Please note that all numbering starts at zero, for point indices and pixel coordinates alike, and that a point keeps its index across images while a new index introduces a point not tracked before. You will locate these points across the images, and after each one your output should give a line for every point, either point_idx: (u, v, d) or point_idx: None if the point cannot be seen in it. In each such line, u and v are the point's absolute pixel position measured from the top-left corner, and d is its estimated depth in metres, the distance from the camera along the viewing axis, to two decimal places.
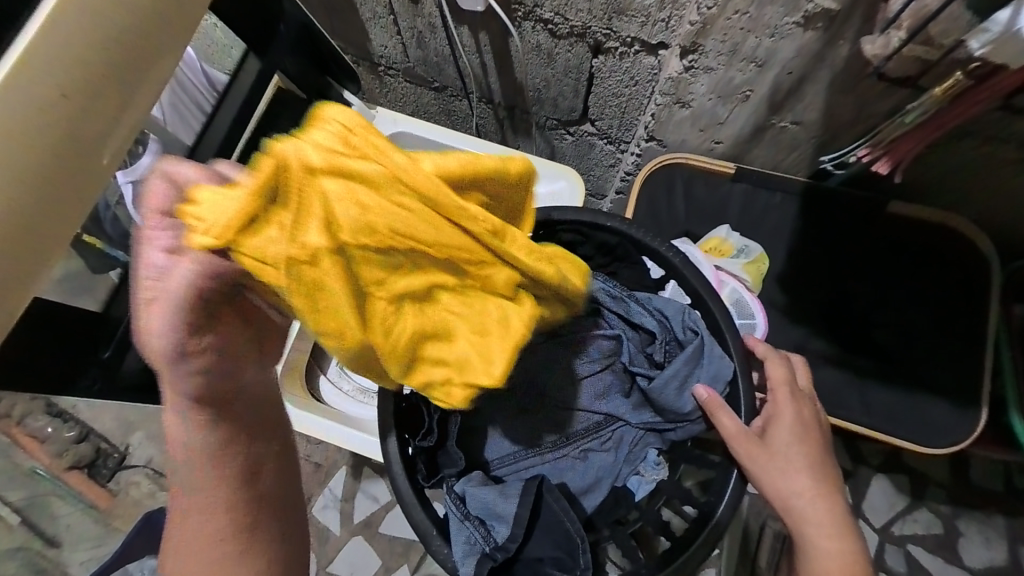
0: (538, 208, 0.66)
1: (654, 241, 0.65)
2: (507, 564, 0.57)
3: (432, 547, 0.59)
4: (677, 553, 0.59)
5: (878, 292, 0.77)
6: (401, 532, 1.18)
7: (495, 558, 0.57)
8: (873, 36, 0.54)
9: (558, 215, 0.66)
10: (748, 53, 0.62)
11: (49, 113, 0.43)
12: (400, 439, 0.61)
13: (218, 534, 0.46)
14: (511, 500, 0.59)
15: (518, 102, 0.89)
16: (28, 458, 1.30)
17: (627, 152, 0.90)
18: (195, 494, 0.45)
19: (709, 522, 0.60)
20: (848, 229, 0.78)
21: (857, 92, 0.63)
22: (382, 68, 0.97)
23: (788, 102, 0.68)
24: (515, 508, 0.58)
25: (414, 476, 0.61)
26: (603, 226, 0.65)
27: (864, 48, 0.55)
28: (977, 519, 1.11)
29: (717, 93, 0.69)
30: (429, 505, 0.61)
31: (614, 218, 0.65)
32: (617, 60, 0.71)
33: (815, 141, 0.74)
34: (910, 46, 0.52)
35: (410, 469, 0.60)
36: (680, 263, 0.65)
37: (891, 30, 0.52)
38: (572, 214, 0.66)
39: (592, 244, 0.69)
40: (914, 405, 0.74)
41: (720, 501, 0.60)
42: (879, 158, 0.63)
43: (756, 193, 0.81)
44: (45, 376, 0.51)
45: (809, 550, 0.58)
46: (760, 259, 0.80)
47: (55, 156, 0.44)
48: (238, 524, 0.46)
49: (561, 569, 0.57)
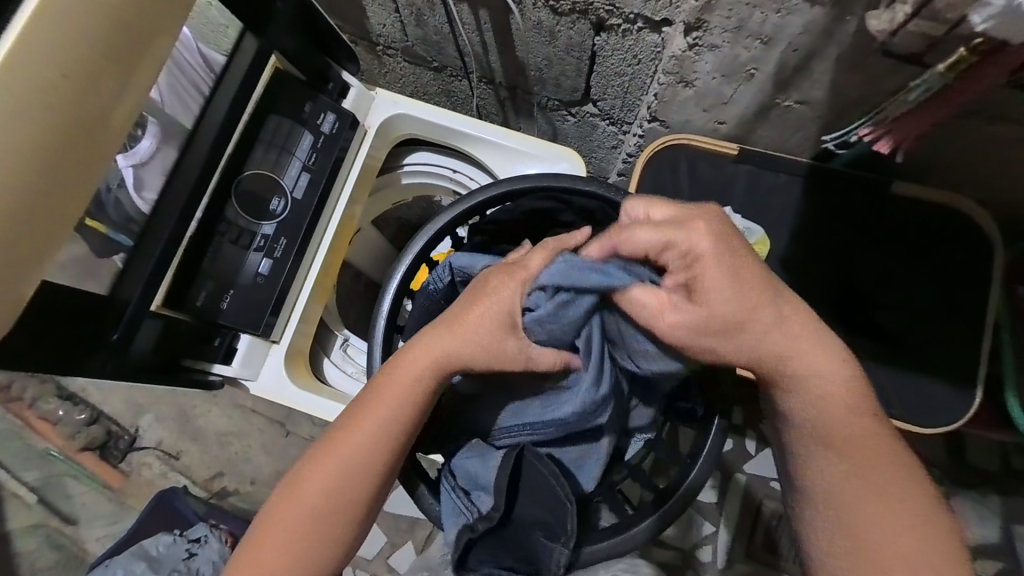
0: (524, 176, 0.64)
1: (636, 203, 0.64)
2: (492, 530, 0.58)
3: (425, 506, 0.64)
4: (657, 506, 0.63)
5: (882, 274, 0.77)
6: (406, 510, 1.21)
7: (474, 529, 0.58)
8: (879, 10, 0.52)
9: (542, 180, 0.64)
10: (754, 30, 0.60)
11: (52, 98, 0.43)
12: None
13: (363, 483, 0.54)
14: (492, 467, 0.60)
15: (520, 82, 0.88)
16: (43, 439, 1.34)
17: (629, 133, 0.89)
18: (365, 451, 0.54)
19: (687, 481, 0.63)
20: (853, 211, 0.78)
21: (866, 70, 0.62)
22: (380, 48, 0.96)
23: (795, 79, 0.66)
24: (495, 477, 0.59)
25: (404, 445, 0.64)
26: (585, 191, 0.64)
27: (869, 23, 0.53)
28: (972, 498, 1.13)
29: (721, 71, 0.68)
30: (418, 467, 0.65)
31: (597, 183, 0.64)
32: (620, 38, 0.69)
33: (821, 121, 0.73)
34: (916, 20, 0.50)
35: None
36: None
37: (897, 4, 0.50)
38: (553, 179, 0.64)
39: (573, 212, 0.67)
40: (914, 387, 0.75)
41: (694, 466, 0.64)
42: (880, 138, 0.61)
43: (760, 175, 0.80)
44: (56, 353, 0.52)
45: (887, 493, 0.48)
46: (762, 242, 0.79)
47: (60, 142, 0.45)
48: (380, 482, 0.55)
49: (550, 534, 0.58)
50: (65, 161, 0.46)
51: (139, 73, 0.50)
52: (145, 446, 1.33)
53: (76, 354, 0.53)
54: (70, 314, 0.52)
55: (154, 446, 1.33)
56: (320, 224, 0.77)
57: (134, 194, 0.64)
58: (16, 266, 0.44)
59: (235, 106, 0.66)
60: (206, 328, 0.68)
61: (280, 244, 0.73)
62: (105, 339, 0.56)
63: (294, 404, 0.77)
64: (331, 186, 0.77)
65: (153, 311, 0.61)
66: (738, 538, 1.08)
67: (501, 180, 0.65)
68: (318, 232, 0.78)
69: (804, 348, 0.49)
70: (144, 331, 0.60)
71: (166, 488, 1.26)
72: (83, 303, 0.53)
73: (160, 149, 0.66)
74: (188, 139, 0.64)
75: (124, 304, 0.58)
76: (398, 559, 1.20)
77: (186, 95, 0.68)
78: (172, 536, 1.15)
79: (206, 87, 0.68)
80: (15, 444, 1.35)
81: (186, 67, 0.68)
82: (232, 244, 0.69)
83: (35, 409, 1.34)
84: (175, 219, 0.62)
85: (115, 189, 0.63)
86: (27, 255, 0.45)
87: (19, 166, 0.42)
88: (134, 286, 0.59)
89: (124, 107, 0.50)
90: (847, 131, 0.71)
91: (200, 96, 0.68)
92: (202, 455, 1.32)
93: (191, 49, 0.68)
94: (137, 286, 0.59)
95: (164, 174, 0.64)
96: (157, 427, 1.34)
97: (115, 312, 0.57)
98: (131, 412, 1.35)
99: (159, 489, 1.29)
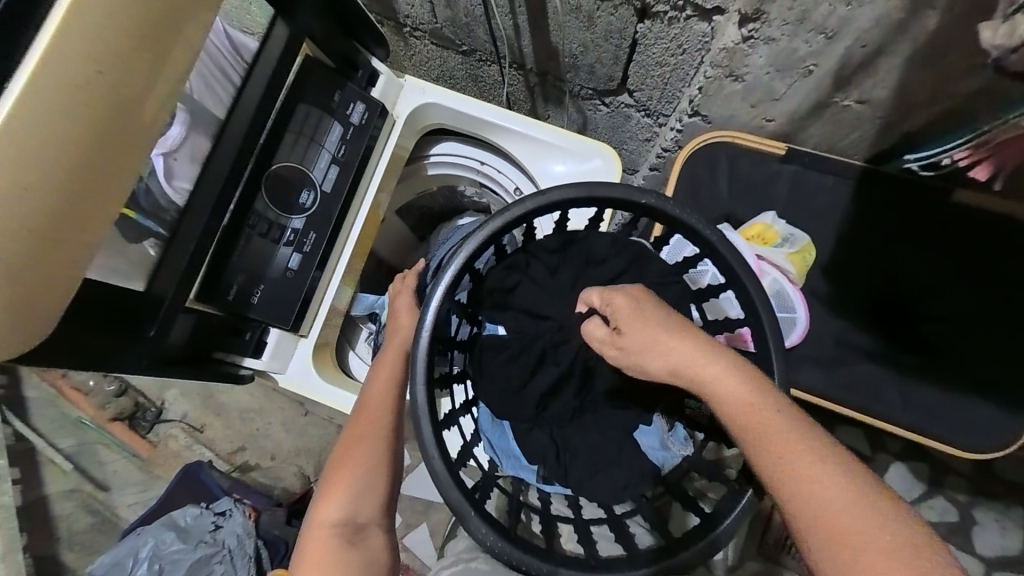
0: (578, 183, 0.60)
1: (684, 215, 0.60)
2: (595, 559, 0.59)
3: (503, 556, 0.58)
4: (705, 531, 0.58)
5: (926, 286, 0.73)
6: (421, 492, 1.24)
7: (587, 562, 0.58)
8: (995, 22, 0.47)
9: (589, 187, 0.60)
10: (818, 22, 0.56)
11: (87, 107, 0.42)
12: (446, 459, 0.59)
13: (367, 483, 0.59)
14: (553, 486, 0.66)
15: (552, 69, 0.84)
16: (76, 408, 1.40)
17: (666, 126, 0.84)
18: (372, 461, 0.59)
19: (740, 501, 0.58)
20: (903, 217, 0.73)
21: (938, 69, 0.57)
22: (407, 29, 0.92)
23: (856, 77, 0.62)
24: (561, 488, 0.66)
25: (464, 485, 0.60)
26: (636, 202, 0.60)
27: (982, 35, 0.47)
28: (995, 509, 1.10)
29: (775, 66, 0.63)
30: (483, 513, 0.59)
31: (648, 193, 0.60)
32: (665, 26, 0.65)
33: (880, 120, 0.68)
34: None
35: (459, 480, 0.59)
36: (716, 239, 0.60)
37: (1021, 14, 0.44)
38: (602, 188, 0.60)
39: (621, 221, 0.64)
40: (957, 405, 0.72)
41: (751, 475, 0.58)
42: (982, 160, 0.61)
43: (807, 176, 0.76)
44: (98, 350, 0.52)
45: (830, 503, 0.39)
46: (805, 249, 0.76)
47: (86, 155, 0.43)
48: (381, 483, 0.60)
49: (632, 559, 0.58)
50: (90, 173, 0.44)
51: (173, 64, 0.48)
52: (171, 418, 1.38)
53: (113, 351, 0.53)
54: (109, 312, 0.52)
55: (179, 419, 1.38)
56: (348, 215, 0.77)
57: (164, 182, 0.63)
58: (41, 274, 0.43)
59: (270, 90, 0.64)
60: (238, 322, 0.69)
61: (309, 239, 0.72)
62: (141, 334, 0.56)
63: (315, 396, 0.77)
64: (360, 177, 0.77)
65: (186, 305, 0.61)
66: (750, 536, 1.08)
67: (544, 188, 0.60)
68: (348, 224, 0.77)
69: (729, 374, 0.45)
70: (179, 324, 0.60)
71: (192, 461, 1.30)
72: (121, 298, 0.53)
73: (190, 138, 0.65)
74: (220, 129, 0.63)
75: (160, 297, 0.58)
76: (413, 540, 1.23)
77: (214, 82, 0.66)
78: (198, 509, 1.18)
79: (236, 74, 0.67)
80: (51, 411, 1.41)
81: (214, 52, 0.66)
82: (263, 238, 0.68)
83: (68, 378, 1.40)
84: (208, 215, 0.61)
85: (145, 176, 0.61)
86: (59, 257, 0.44)
87: (32, 166, 0.40)
88: (168, 282, 0.59)
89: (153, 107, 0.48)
90: (935, 152, 0.67)
91: (231, 84, 0.67)
92: (226, 429, 1.36)
93: (219, 32, 0.66)
94: (172, 279, 0.59)
95: (197, 164, 0.64)
96: (182, 401, 1.39)
97: (149, 306, 0.57)
98: (158, 385, 1.39)
99: (185, 461, 1.34)
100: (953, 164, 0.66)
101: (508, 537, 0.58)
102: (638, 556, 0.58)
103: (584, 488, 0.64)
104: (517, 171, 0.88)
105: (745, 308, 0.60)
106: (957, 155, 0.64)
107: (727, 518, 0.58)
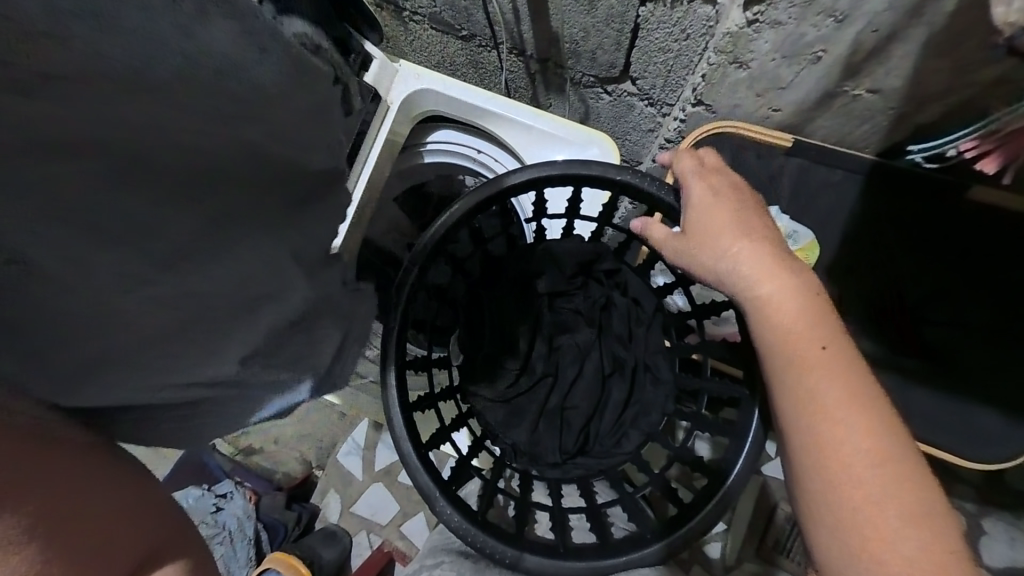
0: (557, 159, 0.59)
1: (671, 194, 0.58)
2: (565, 552, 0.57)
3: (473, 541, 0.56)
4: (681, 522, 0.57)
5: (935, 289, 0.70)
6: None
7: (558, 551, 0.56)
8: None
9: (568, 164, 0.58)
10: (826, 5, 0.52)
11: None
12: (417, 444, 0.58)
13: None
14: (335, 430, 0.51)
15: (552, 54, 0.81)
16: None
17: (669, 116, 0.80)
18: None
19: (717, 494, 0.57)
20: (918, 216, 0.70)
21: (955, 57, 0.54)
22: (406, 13, 0.90)
23: (867, 65, 0.58)
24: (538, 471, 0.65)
25: (435, 470, 0.58)
26: (614, 181, 0.58)
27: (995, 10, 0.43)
28: (1006, 521, 1.06)
29: (782, 52, 0.60)
30: (453, 496, 0.58)
31: (626, 170, 0.58)
32: (668, 9, 0.63)
33: (893, 112, 0.65)
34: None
35: (430, 465, 0.58)
36: None
37: None
38: (579, 166, 0.58)
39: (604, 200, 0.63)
40: (963, 415, 0.69)
41: (732, 469, 0.57)
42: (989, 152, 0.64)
43: (813, 170, 0.72)
44: None
45: (854, 473, 0.40)
46: (810, 247, 0.73)
47: None
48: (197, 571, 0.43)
49: (597, 552, 0.56)
50: None
51: None
52: None
53: None
54: None
55: None
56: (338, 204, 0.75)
57: None
58: None
59: None
60: None
61: None
62: None
63: None
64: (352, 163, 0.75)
65: None
66: (747, 537, 1.05)
67: (524, 165, 0.59)
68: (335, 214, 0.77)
69: (785, 293, 0.46)
70: None
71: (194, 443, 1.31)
72: None
73: None
74: None
75: None
76: (408, 528, 1.23)
77: None
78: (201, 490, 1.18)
79: None
80: None
81: None
82: None
83: None
84: None
85: None
86: None
87: None
88: None
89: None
90: (943, 143, 0.66)
91: None
92: None
93: None
94: None
95: None
96: None
97: None
98: None
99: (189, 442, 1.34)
100: (959, 155, 0.66)
101: (475, 521, 0.57)
102: (609, 546, 0.57)
103: (563, 467, 0.65)
104: (512, 159, 0.86)
105: None
106: (965, 146, 0.65)
107: (700, 514, 0.57)
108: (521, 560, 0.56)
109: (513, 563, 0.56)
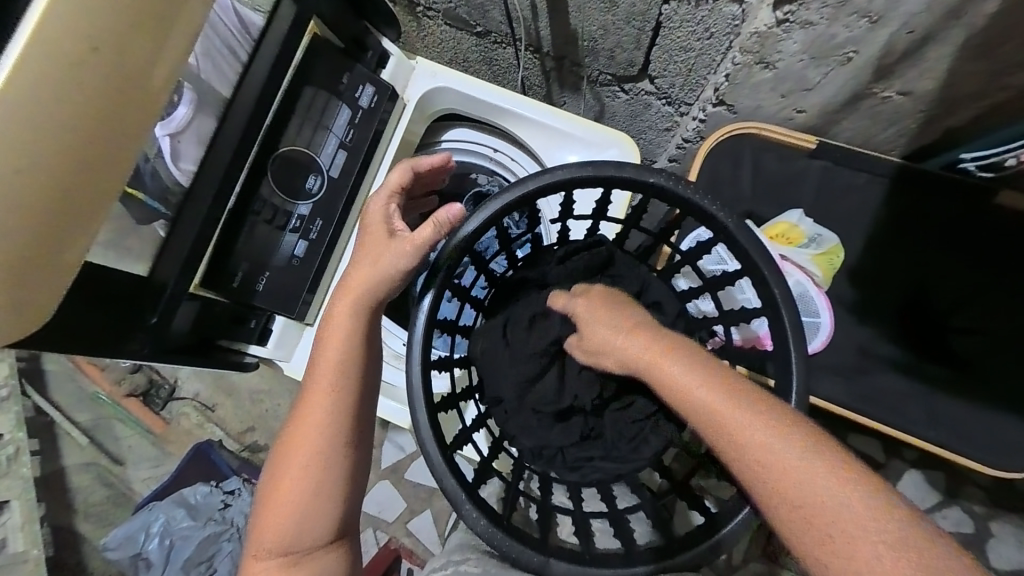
0: (587, 160, 0.58)
1: (704, 200, 0.57)
2: (590, 558, 0.56)
3: (497, 546, 0.56)
4: (706, 534, 0.56)
5: (959, 294, 0.70)
6: (425, 479, 1.24)
7: (584, 558, 0.56)
8: None
9: (601, 165, 0.57)
10: (861, 6, 0.51)
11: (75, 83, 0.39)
12: (443, 446, 0.58)
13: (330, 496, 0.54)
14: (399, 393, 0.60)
15: (570, 52, 0.80)
16: (90, 383, 1.41)
17: (688, 115, 0.79)
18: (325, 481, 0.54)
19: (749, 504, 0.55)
20: (943, 220, 0.69)
21: (990, 59, 0.54)
22: (419, 9, 0.89)
23: (899, 66, 0.57)
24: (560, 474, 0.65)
25: (460, 473, 0.58)
26: (647, 183, 0.57)
27: None
28: (1015, 522, 1.06)
29: (811, 53, 0.58)
30: (478, 500, 0.57)
31: (659, 174, 0.57)
32: (693, 7, 0.62)
33: (922, 114, 0.64)
34: None
35: (455, 468, 0.57)
36: (733, 226, 0.56)
37: None
38: (613, 169, 0.58)
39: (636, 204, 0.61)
40: (985, 420, 0.69)
41: None
42: None
43: (837, 172, 0.71)
44: (94, 338, 0.50)
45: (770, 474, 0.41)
46: (833, 251, 0.73)
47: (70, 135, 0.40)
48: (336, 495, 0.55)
49: (624, 560, 0.56)
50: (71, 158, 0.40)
51: (179, 32, 0.45)
52: (184, 396, 1.39)
53: (114, 340, 0.52)
54: (110, 300, 0.51)
55: (191, 398, 1.38)
56: (353, 206, 0.75)
57: (171, 163, 0.58)
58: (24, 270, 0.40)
59: (278, 65, 0.61)
60: (241, 310, 0.68)
61: (315, 225, 0.71)
62: (143, 322, 0.55)
63: None
64: (369, 162, 0.75)
65: (191, 292, 0.60)
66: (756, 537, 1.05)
67: (551, 168, 0.58)
68: (351, 215, 0.76)
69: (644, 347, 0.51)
70: (182, 311, 0.59)
71: (202, 440, 1.30)
72: (120, 284, 0.52)
73: (198, 120, 0.59)
74: (227, 109, 0.60)
75: (161, 284, 0.57)
76: (416, 525, 1.23)
77: (222, 60, 0.60)
78: (208, 488, 1.20)
79: (246, 52, 0.60)
80: (69, 386, 1.42)
81: (222, 28, 0.59)
82: (267, 225, 0.66)
83: None
84: (212, 198, 0.59)
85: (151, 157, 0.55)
86: (33, 252, 0.40)
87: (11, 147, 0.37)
88: (170, 269, 0.57)
89: (154, 99, 0.44)
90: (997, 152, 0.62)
91: (239, 64, 0.60)
92: (235, 409, 1.36)
93: (226, 8, 0.59)
94: (174, 266, 0.57)
95: (206, 147, 0.60)
96: (194, 380, 1.40)
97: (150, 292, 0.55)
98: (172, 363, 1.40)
99: (197, 439, 1.34)
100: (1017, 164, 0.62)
101: (501, 526, 0.56)
102: (635, 554, 0.56)
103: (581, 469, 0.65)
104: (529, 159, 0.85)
105: (764, 301, 0.56)
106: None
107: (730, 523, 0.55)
108: (548, 566, 0.55)
109: (540, 569, 0.55)
